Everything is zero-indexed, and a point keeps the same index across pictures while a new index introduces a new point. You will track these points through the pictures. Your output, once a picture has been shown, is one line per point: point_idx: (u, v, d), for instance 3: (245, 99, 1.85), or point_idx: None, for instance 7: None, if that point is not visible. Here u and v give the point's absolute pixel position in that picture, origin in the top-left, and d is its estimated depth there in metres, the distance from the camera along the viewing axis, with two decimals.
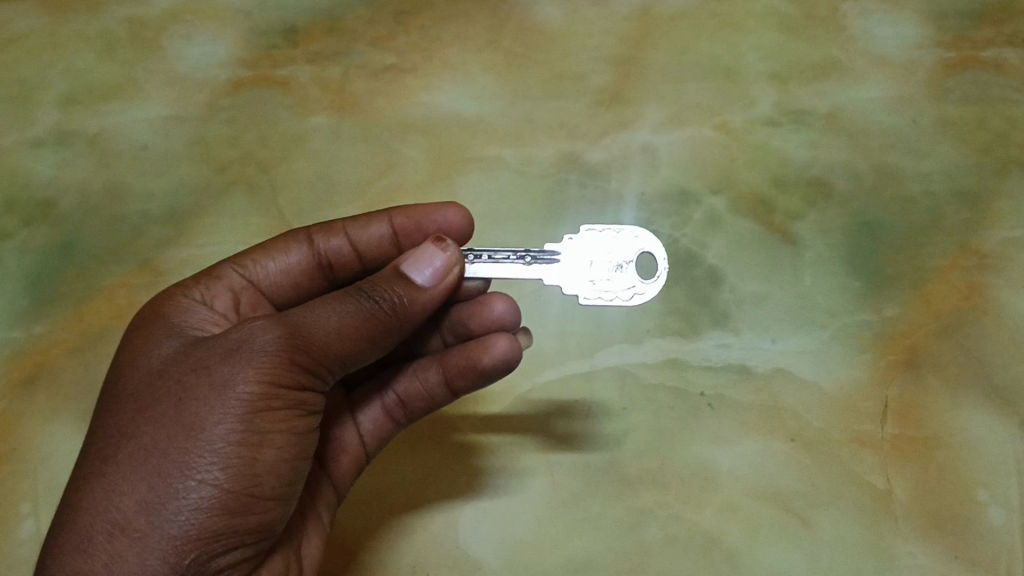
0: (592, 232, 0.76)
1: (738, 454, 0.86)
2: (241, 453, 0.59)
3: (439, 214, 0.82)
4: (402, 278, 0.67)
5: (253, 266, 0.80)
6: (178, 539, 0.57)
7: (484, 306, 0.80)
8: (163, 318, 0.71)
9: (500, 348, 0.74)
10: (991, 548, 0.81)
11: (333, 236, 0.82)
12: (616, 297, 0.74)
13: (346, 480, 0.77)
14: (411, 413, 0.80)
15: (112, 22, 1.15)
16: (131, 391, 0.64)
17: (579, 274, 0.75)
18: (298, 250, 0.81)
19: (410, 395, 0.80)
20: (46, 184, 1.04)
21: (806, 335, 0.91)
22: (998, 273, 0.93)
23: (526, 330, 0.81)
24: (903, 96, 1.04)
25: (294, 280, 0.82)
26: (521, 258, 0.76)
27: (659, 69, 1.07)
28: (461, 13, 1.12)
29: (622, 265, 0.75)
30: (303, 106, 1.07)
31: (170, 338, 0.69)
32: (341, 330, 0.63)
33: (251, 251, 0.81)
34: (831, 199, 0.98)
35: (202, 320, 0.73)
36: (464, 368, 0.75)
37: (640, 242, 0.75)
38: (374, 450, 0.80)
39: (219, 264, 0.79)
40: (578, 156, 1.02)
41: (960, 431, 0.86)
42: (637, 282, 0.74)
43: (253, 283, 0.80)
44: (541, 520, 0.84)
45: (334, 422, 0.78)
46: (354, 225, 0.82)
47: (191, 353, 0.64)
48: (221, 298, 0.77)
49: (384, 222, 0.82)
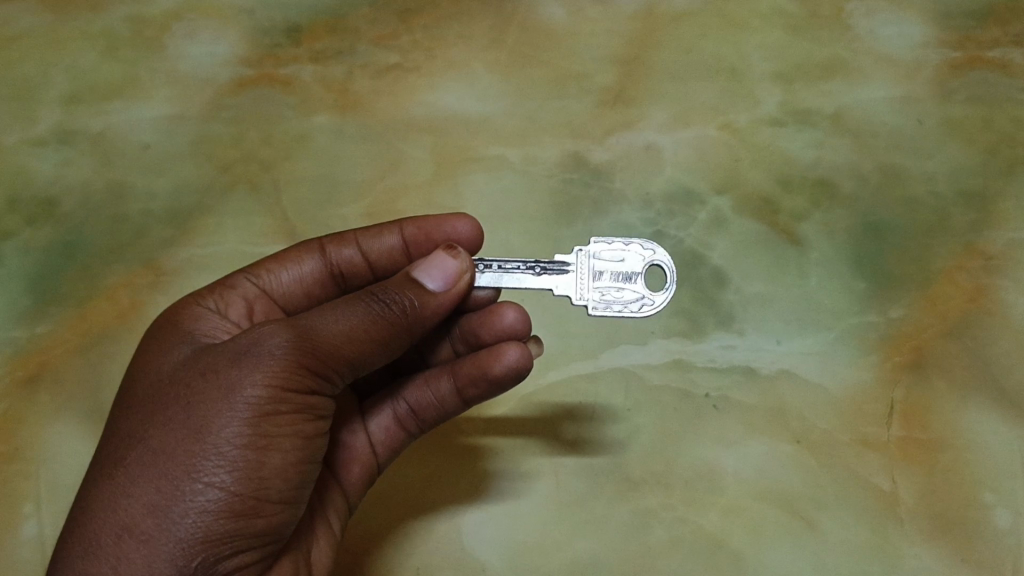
0: (601, 244, 0.76)
1: (743, 456, 0.86)
2: (248, 457, 0.59)
3: (449, 225, 0.81)
4: (413, 282, 0.68)
5: (266, 276, 0.80)
6: (184, 542, 0.57)
7: (494, 314, 0.79)
8: (175, 326, 0.71)
9: (512, 357, 0.74)
10: (997, 550, 0.81)
11: (344, 247, 0.82)
12: (625, 308, 0.74)
13: (357, 487, 0.77)
14: (423, 423, 0.79)
15: (114, 21, 1.14)
16: (142, 396, 0.64)
17: (589, 285, 0.75)
18: (311, 260, 0.82)
19: (421, 405, 0.79)
20: (48, 183, 1.04)
21: (811, 336, 0.91)
22: (1004, 275, 0.93)
23: (537, 338, 0.80)
24: (909, 97, 1.04)
25: (307, 290, 0.82)
26: (531, 269, 0.75)
27: (663, 69, 1.07)
28: (464, 12, 1.12)
29: (631, 276, 0.75)
30: (306, 106, 1.07)
31: (182, 344, 0.69)
32: (350, 334, 0.63)
33: (265, 261, 0.81)
34: (836, 200, 0.98)
35: (214, 327, 0.73)
36: (474, 376, 0.74)
37: (650, 254, 0.75)
38: (386, 461, 0.79)
39: (235, 274, 0.79)
40: (582, 156, 1.02)
41: (966, 433, 0.86)
42: (646, 293, 0.74)
43: (265, 292, 0.79)
44: (546, 522, 0.84)
45: (344, 431, 0.78)
46: (365, 235, 0.82)
47: (202, 357, 0.64)
48: (235, 307, 0.77)
49: (395, 232, 0.82)
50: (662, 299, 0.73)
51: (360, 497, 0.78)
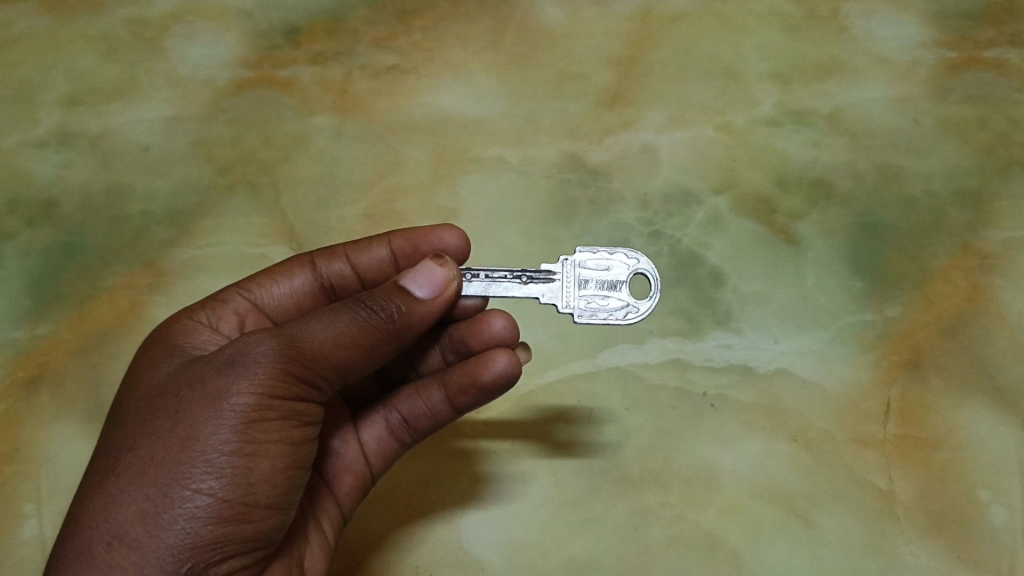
0: (586, 253, 0.77)
1: (740, 454, 0.86)
2: (235, 463, 0.59)
3: (437, 236, 0.81)
4: (400, 290, 0.68)
5: (259, 291, 0.81)
6: (173, 548, 0.57)
7: (483, 323, 0.79)
8: (167, 340, 0.72)
9: (501, 364, 0.73)
10: (994, 548, 0.81)
11: (334, 261, 0.82)
12: (610, 316, 0.74)
13: (350, 496, 0.77)
14: (416, 432, 0.80)
15: (113, 24, 1.15)
16: (133, 408, 0.65)
17: (574, 293, 0.76)
18: (302, 275, 0.82)
19: (413, 415, 0.79)
20: (49, 184, 1.04)
21: (808, 335, 0.91)
22: (1000, 273, 0.93)
23: (525, 345, 0.80)
24: (904, 96, 1.04)
25: (299, 303, 0.82)
26: (518, 278, 0.76)
27: (660, 70, 1.07)
28: (463, 14, 1.13)
29: (616, 285, 0.76)
30: (305, 107, 1.07)
31: (173, 357, 0.69)
32: (336, 341, 0.63)
33: (257, 275, 0.82)
34: (832, 200, 0.99)
35: (205, 341, 0.73)
36: (464, 385, 0.74)
37: (634, 263, 0.76)
38: (379, 470, 0.80)
39: (226, 289, 0.80)
40: (580, 156, 1.03)
41: (962, 431, 0.86)
42: (631, 301, 0.75)
43: (257, 306, 0.80)
44: (543, 522, 0.84)
45: (335, 441, 0.79)
46: (355, 249, 0.83)
47: (191, 368, 0.65)
48: (227, 321, 0.77)
49: (383, 245, 0.82)
50: (646, 307, 0.73)
51: (355, 506, 0.78)
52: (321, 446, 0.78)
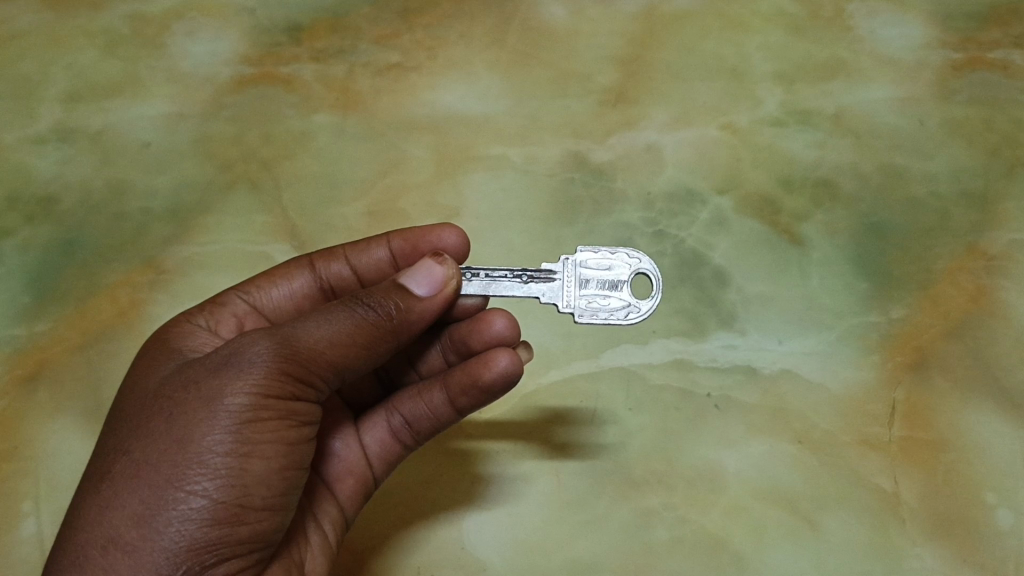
0: (587, 253, 0.76)
1: (745, 455, 0.85)
2: (231, 464, 0.59)
3: (436, 235, 0.81)
4: (398, 288, 0.67)
5: (258, 293, 0.80)
6: (168, 552, 0.56)
7: (483, 323, 0.79)
8: (164, 343, 0.71)
9: (502, 363, 0.72)
10: (1000, 551, 0.80)
11: (334, 262, 0.82)
12: (610, 315, 0.74)
13: (351, 498, 0.77)
14: (418, 435, 0.79)
15: (114, 20, 1.14)
16: (128, 411, 0.64)
17: (574, 292, 0.75)
18: (301, 277, 0.82)
19: (415, 417, 0.78)
20: (49, 181, 1.04)
21: (812, 336, 0.91)
22: (1005, 275, 0.93)
23: (526, 344, 0.80)
24: (911, 97, 1.04)
25: (297, 305, 0.82)
26: (519, 277, 0.75)
27: (665, 69, 1.07)
28: (466, 12, 1.12)
29: (616, 285, 0.75)
30: (307, 104, 1.07)
31: (170, 360, 0.69)
32: (333, 340, 0.62)
33: (255, 277, 0.82)
34: (838, 200, 0.98)
35: (203, 343, 0.72)
36: (465, 385, 0.74)
37: (636, 262, 0.75)
38: (380, 473, 0.79)
39: (224, 291, 0.79)
40: (584, 156, 1.02)
41: (968, 432, 0.85)
42: (632, 301, 0.74)
43: (256, 308, 0.79)
44: (546, 523, 0.84)
45: (337, 443, 0.78)
46: (354, 250, 0.82)
47: (186, 370, 0.64)
48: (226, 323, 0.77)
49: (382, 245, 0.81)
50: (648, 307, 0.73)
51: (358, 509, 0.78)
52: (320, 448, 0.77)
